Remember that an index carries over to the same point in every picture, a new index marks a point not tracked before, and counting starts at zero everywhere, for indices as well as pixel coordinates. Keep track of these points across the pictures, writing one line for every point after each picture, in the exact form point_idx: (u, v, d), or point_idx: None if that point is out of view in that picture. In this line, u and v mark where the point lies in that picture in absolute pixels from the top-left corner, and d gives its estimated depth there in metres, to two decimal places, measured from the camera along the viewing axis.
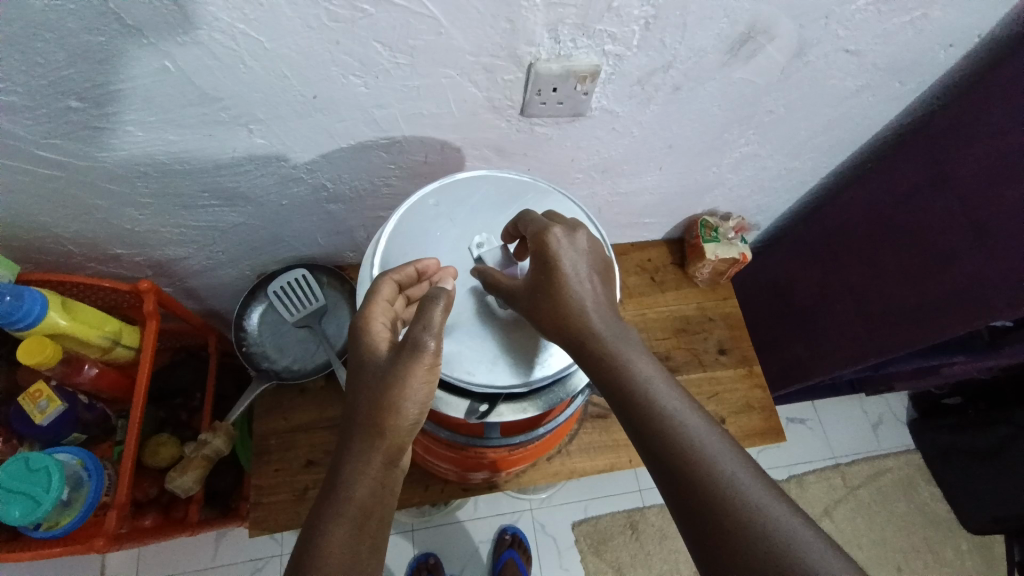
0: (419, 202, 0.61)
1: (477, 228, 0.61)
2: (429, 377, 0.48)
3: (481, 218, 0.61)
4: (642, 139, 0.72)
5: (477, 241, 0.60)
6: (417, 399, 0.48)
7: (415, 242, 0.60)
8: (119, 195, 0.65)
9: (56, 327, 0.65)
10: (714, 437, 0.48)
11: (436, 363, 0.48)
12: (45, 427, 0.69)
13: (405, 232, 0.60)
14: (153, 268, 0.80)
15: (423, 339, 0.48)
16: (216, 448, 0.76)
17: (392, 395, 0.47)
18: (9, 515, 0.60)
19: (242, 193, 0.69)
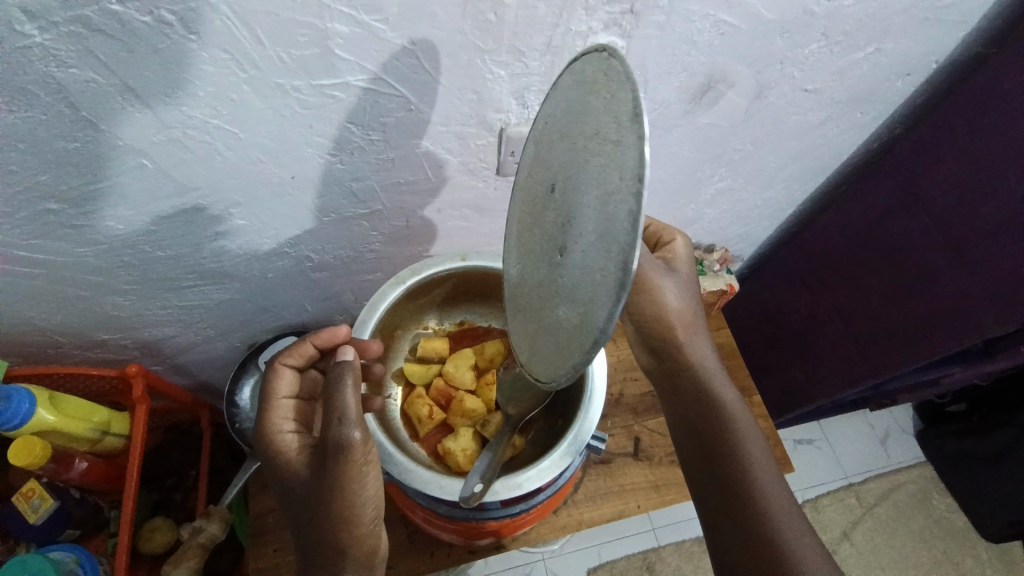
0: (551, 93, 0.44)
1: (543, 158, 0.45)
2: (366, 467, 0.49)
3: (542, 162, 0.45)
4: None
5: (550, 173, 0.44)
6: (361, 490, 0.49)
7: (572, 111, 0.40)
8: (101, 284, 0.65)
9: (43, 424, 0.64)
10: (759, 448, 0.57)
11: (366, 450, 0.49)
12: (39, 526, 0.65)
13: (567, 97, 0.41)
14: (141, 350, 0.79)
15: (344, 432, 0.49)
16: (212, 534, 0.74)
17: (340, 498, 0.48)
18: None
19: (227, 271, 0.69)
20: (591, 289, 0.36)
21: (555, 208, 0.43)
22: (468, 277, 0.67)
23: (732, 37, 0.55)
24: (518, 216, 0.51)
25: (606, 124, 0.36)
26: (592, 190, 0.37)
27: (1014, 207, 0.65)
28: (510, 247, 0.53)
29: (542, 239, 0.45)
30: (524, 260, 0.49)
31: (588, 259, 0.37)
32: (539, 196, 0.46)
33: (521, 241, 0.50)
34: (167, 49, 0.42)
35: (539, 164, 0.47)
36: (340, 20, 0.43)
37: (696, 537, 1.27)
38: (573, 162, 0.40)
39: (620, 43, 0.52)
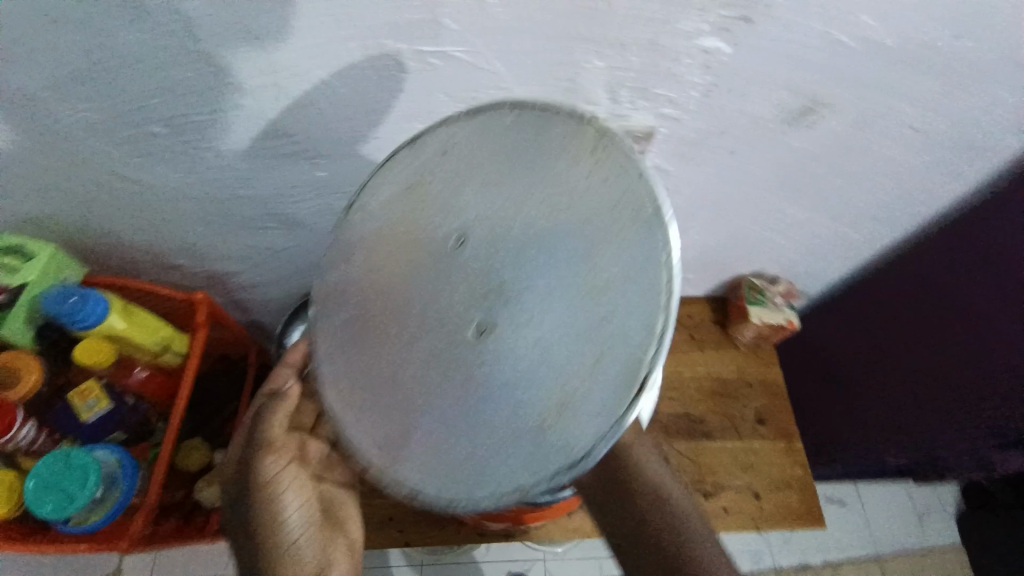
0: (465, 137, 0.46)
1: (454, 214, 0.45)
2: (281, 488, 0.60)
3: (436, 210, 0.46)
4: (691, 199, 0.72)
5: (460, 229, 0.45)
6: (285, 505, 0.60)
7: (508, 166, 0.44)
8: (185, 211, 0.69)
9: (113, 330, 0.68)
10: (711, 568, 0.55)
11: (291, 471, 0.61)
12: (91, 425, 0.69)
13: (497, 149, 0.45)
14: (207, 280, 0.84)
15: (273, 467, 0.60)
16: None
17: (270, 516, 0.58)
18: (43, 508, 0.61)
19: (298, 219, 0.72)
20: (557, 395, 0.38)
21: (471, 267, 0.44)
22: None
23: (843, 60, 0.52)
24: (349, 252, 0.50)
25: (602, 198, 0.40)
26: (558, 270, 0.40)
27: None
28: (348, 291, 0.49)
29: (444, 300, 0.44)
30: (399, 316, 0.46)
31: (544, 338, 0.39)
32: (435, 249, 0.46)
33: (375, 297, 0.48)
34: None
35: (420, 209, 0.47)
36: None
37: None
38: (521, 227, 0.42)
39: (725, 50, 0.50)
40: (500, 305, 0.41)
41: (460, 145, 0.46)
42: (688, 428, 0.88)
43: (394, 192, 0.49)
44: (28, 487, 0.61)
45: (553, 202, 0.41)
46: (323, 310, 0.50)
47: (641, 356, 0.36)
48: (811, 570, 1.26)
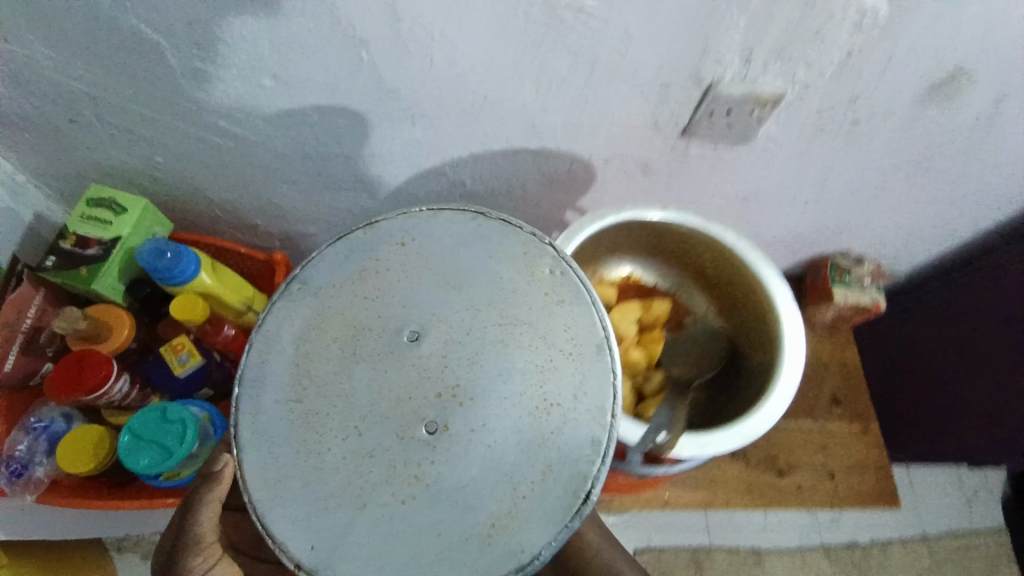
0: (425, 243, 0.50)
1: (403, 309, 0.47)
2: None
3: (388, 302, 0.48)
4: (796, 173, 0.68)
5: (410, 326, 0.47)
6: None
7: (462, 283, 0.48)
8: (275, 170, 0.67)
9: (203, 287, 0.68)
10: None
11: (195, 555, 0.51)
12: (182, 380, 0.70)
13: (444, 263, 0.49)
14: (283, 241, 0.83)
15: (201, 568, 0.51)
16: None
17: None
18: (138, 463, 0.61)
19: (385, 181, 0.70)
20: (509, 501, 0.42)
21: (423, 368, 0.46)
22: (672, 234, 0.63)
23: (1010, 23, 0.48)
24: (309, 332, 0.48)
25: (558, 331, 0.46)
26: (511, 386, 0.44)
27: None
28: (289, 369, 0.47)
29: (380, 398, 0.45)
30: (337, 406, 0.45)
31: (501, 449, 0.43)
32: (387, 342, 0.47)
33: (321, 381, 0.46)
34: None
35: (365, 300, 0.48)
36: None
37: (750, 548, 1.24)
38: (476, 338, 0.46)
39: (885, 8, 0.46)
40: (453, 407, 0.44)
41: (420, 243, 0.50)
42: None
43: (342, 276, 0.50)
44: (123, 442, 0.62)
45: (506, 321, 0.46)
46: (250, 382, 0.47)
47: (587, 473, 0.43)
48: (859, 549, 1.26)
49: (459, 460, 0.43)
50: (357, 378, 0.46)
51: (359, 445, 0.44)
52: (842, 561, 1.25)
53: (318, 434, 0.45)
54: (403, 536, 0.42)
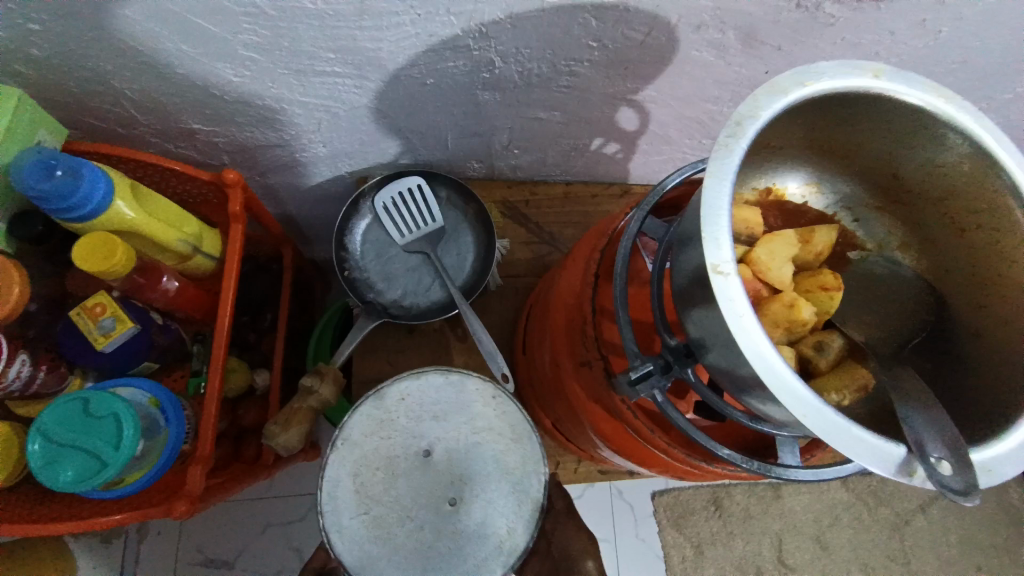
0: (407, 379, 0.46)
1: (403, 430, 0.45)
2: None
3: (387, 427, 0.45)
4: (943, 44, 0.50)
5: (420, 443, 0.45)
6: None
7: (442, 393, 0.46)
8: (212, 40, 0.45)
9: (123, 222, 0.47)
10: None
11: None
12: (112, 353, 0.51)
13: (420, 385, 0.46)
14: (233, 155, 0.61)
15: None
16: (326, 399, 0.55)
17: None
18: (58, 478, 0.43)
19: (377, 60, 0.49)
20: (508, 532, 0.43)
21: (440, 475, 0.44)
22: (846, 117, 0.32)
23: None
24: (346, 468, 0.44)
25: (503, 415, 0.46)
26: (501, 469, 0.44)
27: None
28: (345, 502, 0.43)
29: (415, 503, 0.43)
30: (382, 519, 0.43)
31: (504, 516, 0.43)
32: (399, 462, 0.44)
33: (367, 501, 0.43)
34: None
35: (375, 433, 0.45)
36: None
37: (769, 482, 1.19)
38: (463, 431, 0.45)
39: None
40: (461, 485, 0.44)
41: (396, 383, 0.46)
42: None
43: (355, 418, 0.45)
44: (32, 452, 0.43)
45: (476, 406, 0.46)
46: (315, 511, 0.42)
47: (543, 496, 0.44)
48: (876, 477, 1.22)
49: (478, 520, 0.43)
50: (381, 494, 0.43)
51: (400, 544, 0.42)
52: (858, 489, 1.21)
53: (368, 548, 0.42)
54: None
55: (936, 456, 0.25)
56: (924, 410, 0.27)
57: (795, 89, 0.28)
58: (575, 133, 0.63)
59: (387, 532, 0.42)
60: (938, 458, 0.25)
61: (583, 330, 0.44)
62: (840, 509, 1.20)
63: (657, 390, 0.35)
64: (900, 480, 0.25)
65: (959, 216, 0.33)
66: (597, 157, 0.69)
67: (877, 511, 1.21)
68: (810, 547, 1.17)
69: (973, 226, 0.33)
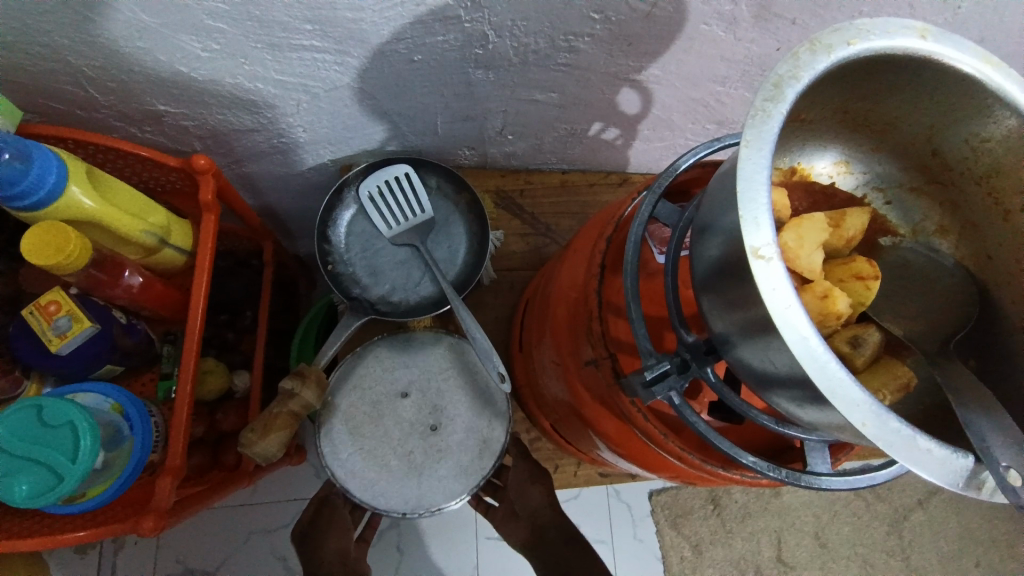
0: (384, 340, 0.59)
1: (385, 379, 0.57)
2: None
3: (373, 380, 0.57)
4: (966, 19, 0.47)
5: (401, 387, 0.57)
6: None
7: (412, 349, 0.59)
8: (174, 8, 0.40)
9: (80, 211, 0.43)
10: None
11: None
12: (69, 355, 0.46)
13: (395, 345, 0.59)
14: (206, 141, 0.57)
15: None
16: (308, 403, 0.51)
17: None
18: (12, 493, 0.39)
19: (361, 32, 0.44)
20: (478, 441, 0.55)
21: (419, 408, 0.56)
22: (885, 85, 0.29)
23: None
24: (342, 414, 0.55)
25: (461, 359, 0.58)
26: (466, 396, 0.57)
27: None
28: (345, 441, 0.55)
29: (402, 433, 0.55)
30: (376, 449, 0.54)
31: (477, 430, 0.56)
32: (384, 404, 0.56)
33: (363, 435, 0.55)
34: None
35: (362, 385, 0.57)
36: None
37: None
38: (432, 374, 0.58)
39: None
40: (435, 412, 0.56)
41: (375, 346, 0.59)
42: None
43: (346, 374, 0.57)
44: None
45: (440, 355, 0.59)
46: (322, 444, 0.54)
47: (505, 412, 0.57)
48: None
49: (452, 436, 0.55)
50: (374, 429, 0.55)
51: (395, 462, 0.54)
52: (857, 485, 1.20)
53: (370, 470, 0.54)
54: (439, 482, 0.53)
55: (1005, 464, 0.23)
56: (982, 413, 0.24)
57: (839, 48, 0.25)
58: (573, 117, 0.59)
59: (383, 454, 0.54)
60: (1007, 467, 0.23)
61: (589, 326, 0.40)
62: (839, 505, 1.18)
63: (674, 392, 0.32)
64: (970, 495, 0.22)
65: (1005, 197, 0.31)
66: (595, 143, 0.65)
67: (875, 507, 1.20)
68: (810, 544, 1.16)
69: (1020, 208, 0.30)
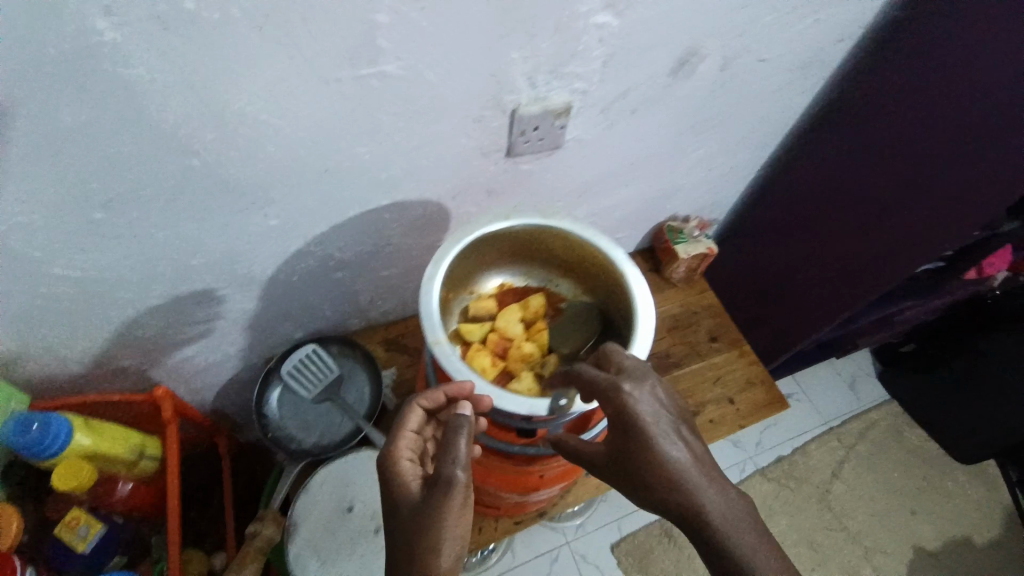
0: (329, 470, 0.77)
1: (335, 500, 0.75)
2: (463, 508, 0.47)
3: (325, 505, 0.75)
4: (610, 160, 0.80)
5: (348, 503, 0.75)
6: (450, 525, 0.46)
7: (352, 471, 0.77)
8: (133, 299, 0.65)
9: (82, 448, 0.63)
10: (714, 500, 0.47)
11: (467, 492, 0.48)
12: (87, 555, 0.64)
13: (337, 472, 0.77)
14: (160, 373, 0.79)
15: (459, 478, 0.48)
16: (270, 535, 0.73)
17: (435, 531, 0.46)
18: None
19: (253, 276, 0.71)
20: None
21: (364, 516, 0.75)
22: (504, 242, 0.64)
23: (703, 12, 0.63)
24: (305, 538, 0.72)
25: None
26: None
27: (992, 117, 0.69)
28: (310, 559, 0.71)
29: (354, 538, 0.73)
30: (335, 558, 0.72)
31: None
32: (336, 521, 0.74)
33: (324, 550, 0.72)
34: (230, 45, 0.45)
35: (317, 511, 0.75)
36: (384, 12, 0.48)
37: None
38: (369, 485, 0.77)
39: (614, 23, 0.59)
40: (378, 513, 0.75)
41: (322, 476, 0.77)
42: (662, 364, 0.99)
43: (304, 506, 0.74)
44: None
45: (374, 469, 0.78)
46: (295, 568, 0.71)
47: None
48: (786, 461, 1.42)
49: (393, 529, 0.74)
50: (331, 542, 0.73)
51: (352, 562, 0.72)
52: (777, 477, 1.40)
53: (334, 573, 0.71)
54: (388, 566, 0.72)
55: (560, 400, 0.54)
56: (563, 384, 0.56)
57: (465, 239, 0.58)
58: (416, 277, 0.87)
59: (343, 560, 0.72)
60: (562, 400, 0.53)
61: None
62: (770, 500, 1.36)
63: None
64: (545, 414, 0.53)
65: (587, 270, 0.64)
66: None
67: (800, 490, 1.39)
68: None
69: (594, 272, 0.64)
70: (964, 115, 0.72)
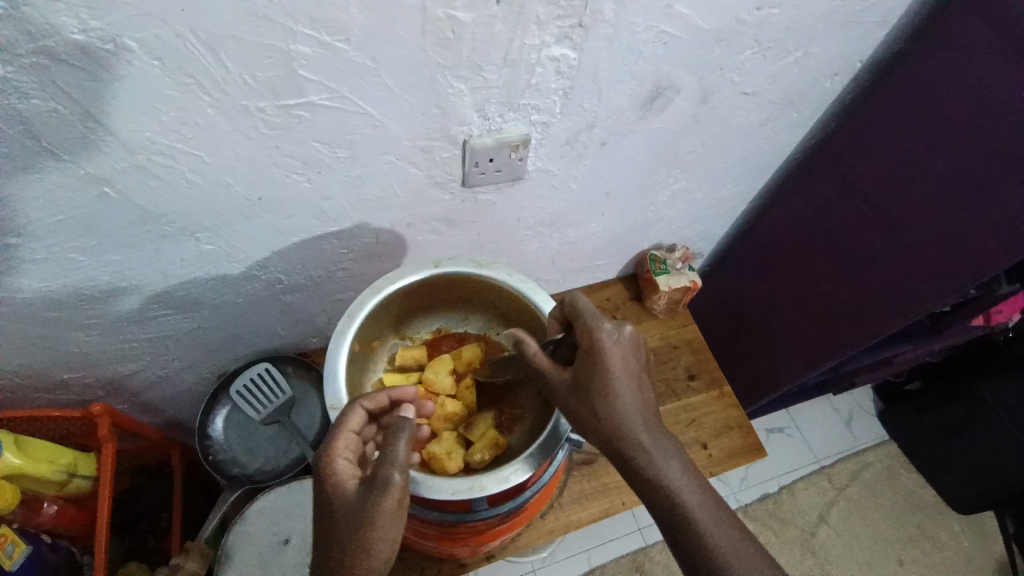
0: (267, 501, 0.75)
1: (270, 533, 0.73)
2: (396, 511, 0.47)
3: (260, 537, 0.73)
4: (580, 191, 0.75)
5: (283, 536, 0.73)
6: (383, 527, 0.46)
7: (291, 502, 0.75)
8: (64, 320, 0.63)
9: (11, 467, 0.61)
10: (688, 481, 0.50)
11: (403, 495, 0.48)
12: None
13: (275, 503, 0.75)
14: (105, 388, 0.77)
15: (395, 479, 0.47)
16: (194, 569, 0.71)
17: (366, 535, 0.46)
18: None
19: (194, 298, 0.68)
20: None
21: (298, 550, 0.73)
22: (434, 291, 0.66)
23: (674, 44, 0.58)
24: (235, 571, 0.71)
25: None
26: None
27: (984, 168, 0.64)
28: None
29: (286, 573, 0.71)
30: None
31: None
32: (269, 554, 0.72)
33: None
34: (131, 76, 0.42)
35: (251, 543, 0.73)
36: (303, 43, 0.44)
37: None
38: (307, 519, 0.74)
39: (572, 54, 0.54)
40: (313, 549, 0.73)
41: (260, 506, 0.74)
42: None
43: (238, 537, 0.73)
44: None
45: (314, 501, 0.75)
46: None
47: None
48: (769, 500, 1.36)
49: None
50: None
51: None
52: (759, 516, 1.34)
53: None
54: None
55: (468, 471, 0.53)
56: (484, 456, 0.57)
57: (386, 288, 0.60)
58: None
59: None
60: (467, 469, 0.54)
61: None
62: None
63: None
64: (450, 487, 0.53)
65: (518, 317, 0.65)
66: None
67: (782, 532, 1.33)
68: None
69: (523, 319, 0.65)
70: (965, 161, 0.66)
